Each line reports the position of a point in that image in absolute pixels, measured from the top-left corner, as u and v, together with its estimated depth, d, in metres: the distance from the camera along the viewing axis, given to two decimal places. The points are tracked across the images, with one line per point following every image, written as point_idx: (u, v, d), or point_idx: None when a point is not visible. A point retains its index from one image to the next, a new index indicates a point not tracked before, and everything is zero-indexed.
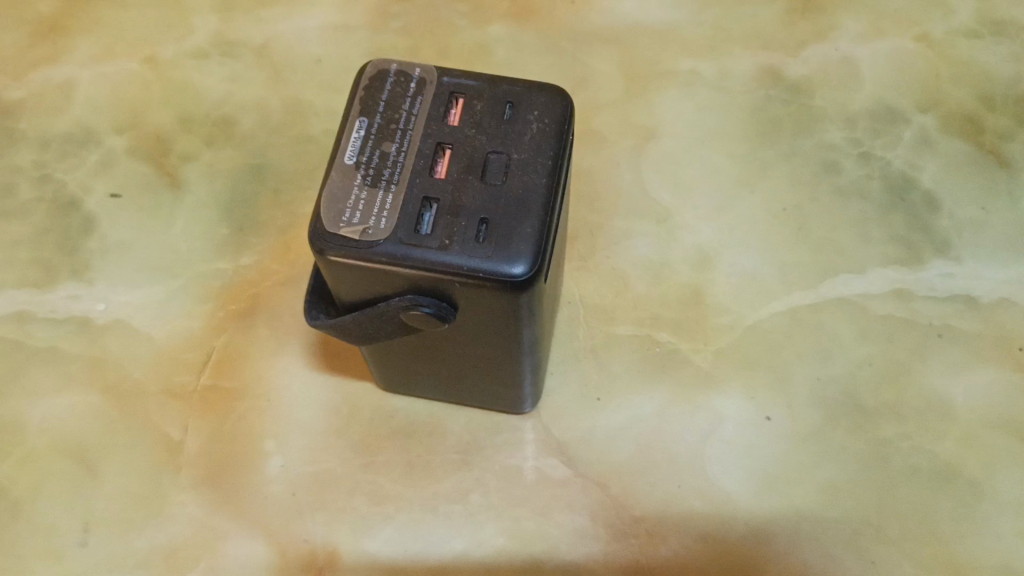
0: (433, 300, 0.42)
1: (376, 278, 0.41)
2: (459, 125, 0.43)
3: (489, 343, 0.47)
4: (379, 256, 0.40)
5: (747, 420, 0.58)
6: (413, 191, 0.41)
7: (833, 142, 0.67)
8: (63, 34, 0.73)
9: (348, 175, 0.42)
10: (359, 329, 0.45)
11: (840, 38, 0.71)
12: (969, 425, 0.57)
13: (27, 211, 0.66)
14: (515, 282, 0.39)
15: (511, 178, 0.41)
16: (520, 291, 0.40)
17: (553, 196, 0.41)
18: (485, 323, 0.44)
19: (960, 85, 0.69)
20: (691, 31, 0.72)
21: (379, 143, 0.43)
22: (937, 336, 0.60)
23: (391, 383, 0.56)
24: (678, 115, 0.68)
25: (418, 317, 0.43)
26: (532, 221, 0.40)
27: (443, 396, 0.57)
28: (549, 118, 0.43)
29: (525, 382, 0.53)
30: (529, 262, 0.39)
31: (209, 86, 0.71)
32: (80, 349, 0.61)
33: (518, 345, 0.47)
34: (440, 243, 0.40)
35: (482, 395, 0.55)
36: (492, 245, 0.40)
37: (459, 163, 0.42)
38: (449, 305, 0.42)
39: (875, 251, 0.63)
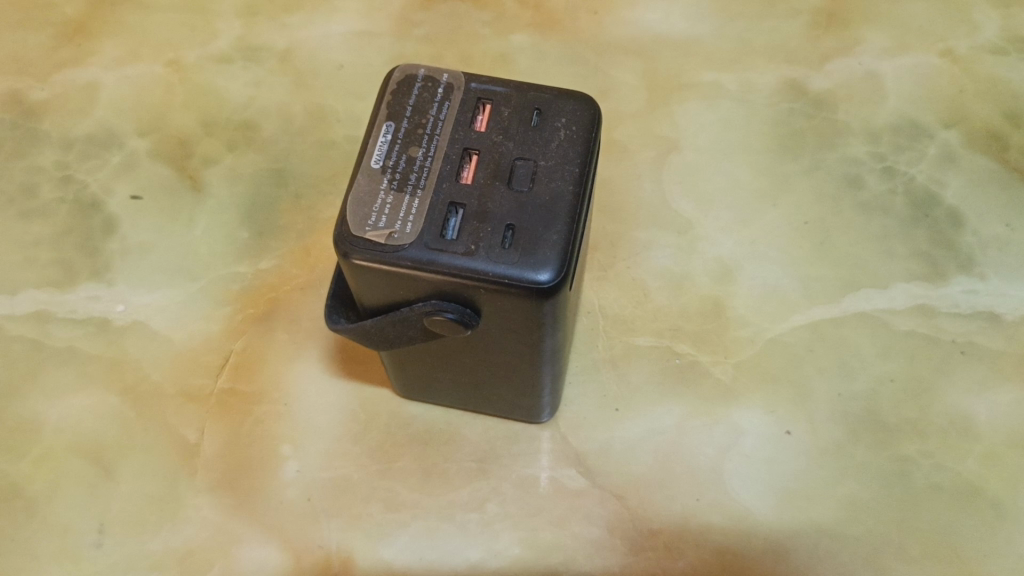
0: (457, 306, 0.42)
1: (401, 283, 0.41)
2: (486, 131, 0.43)
3: (510, 351, 0.46)
4: (404, 261, 0.40)
5: (768, 435, 0.57)
6: (439, 197, 0.41)
7: (856, 157, 0.67)
8: (88, 36, 0.74)
9: (374, 179, 0.42)
10: (380, 335, 0.45)
11: (864, 53, 0.71)
12: (993, 444, 0.57)
13: (49, 211, 0.66)
14: (540, 289, 0.39)
15: (538, 185, 0.41)
16: (545, 299, 0.40)
17: (580, 203, 0.41)
18: (507, 331, 0.44)
19: (985, 102, 0.69)
20: (715, 44, 0.72)
21: (406, 148, 0.43)
22: (960, 353, 0.59)
23: (409, 390, 0.56)
24: (700, 127, 0.68)
25: (441, 324, 0.42)
26: (558, 228, 0.40)
27: (462, 404, 0.56)
28: (577, 125, 0.43)
29: (545, 392, 0.53)
30: (555, 269, 0.39)
31: (232, 90, 0.71)
32: (99, 349, 0.61)
33: (539, 354, 0.46)
34: (466, 249, 0.40)
35: (500, 404, 0.55)
36: (519, 251, 0.39)
37: (486, 168, 0.42)
38: (473, 311, 0.42)
39: (897, 266, 0.62)
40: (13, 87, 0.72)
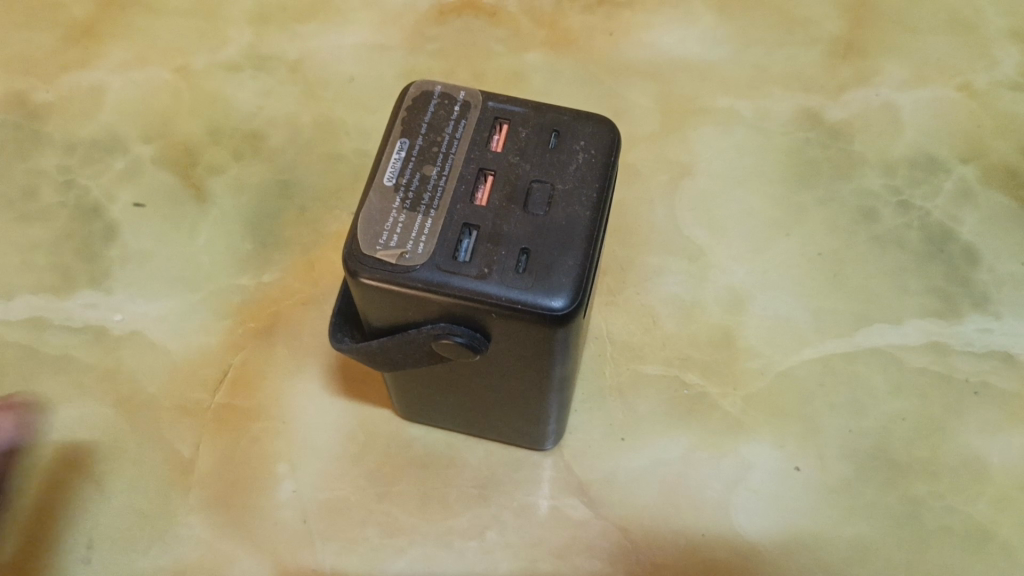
0: (468, 330, 0.41)
1: (411, 304, 0.40)
2: (503, 152, 0.42)
3: (516, 375, 0.45)
4: (417, 282, 0.38)
5: (777, 470, 0.56)
6: (454, 218, 0.40)
7: (872, 189, 0.66)
8: (97, 39, 0.73)
9: (387, 197, 0.41)
10: (385, 356, 0.44)
11: (881, 84, 0.70)
12: (1005, 487, 0.55)
13: (49, 216, 0.65)
14: (554, 315, 0.38)
15: (554, 209, 0.40)
16: (557, 325, 0.39)
17: (597, 229, 0.40)
18: (517, 357, 0.43)
19: (1003, 137, 0.68)
20: (731, 69, 0.71)
21: (420, 166, 0.42)
22: (973, 393, 0.58)
23: (409, 411, 0.55)
24: (714, 153, 0.67)
25: (449, 347, 0.41)
26: (575, 253, 0.39)
27: (464, 428, 0.55)
28: (596, 149, 0.42)
29: (553, 419, 0.52)
30: (569, 296, 0.38)
31: (240, 99, 0.70)
32: (94, 359, 0.60)
33: (545, 380, 0.45)
34: (479, 272, 0.38)
35: (503, 427, 0.54)
36: (533, 276, 0.38)
37: (502, 190, 0.41)
38: (483, 336, 0.41)
39: (911, 302, 0.61)
40: (17, 87, 0.71)
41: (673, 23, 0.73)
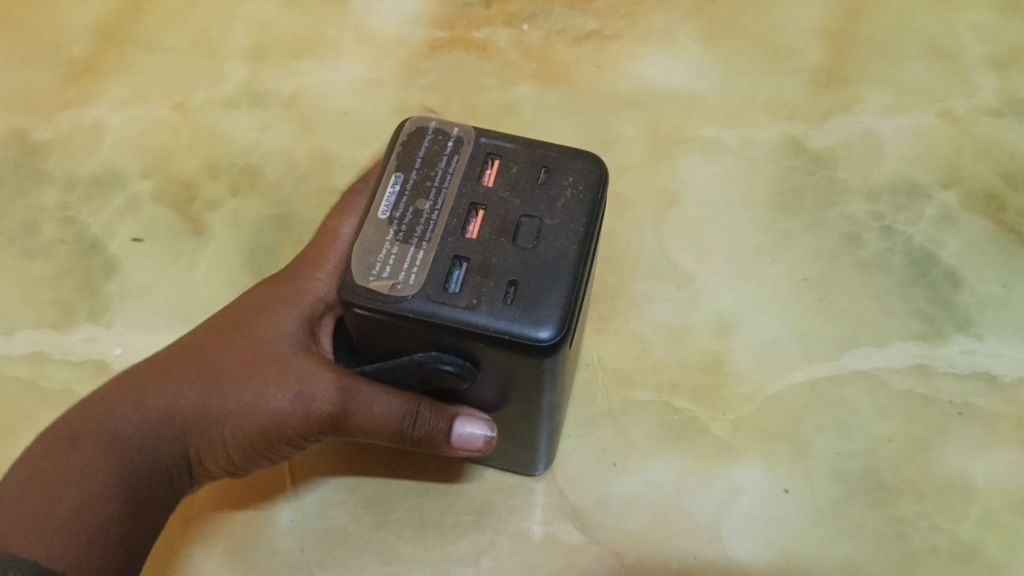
0: (457, 359, 0.42)
1: (402, 333, 0.41)
2: (494, 187, 0.43)
3: (508, 402, 0.46)
4: (406, 312, 0.40)
5: (767, 492, 0.57)
6: (445, 250, 0.41)
7: (855, 215, 0.67)
8: (96, 76, 0.74)
9: (381, 229, 0.42)
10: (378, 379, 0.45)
11: (864, 112, 0.72)
12: (991, 507, 0.56)
13: (50, 251, 0.66)
14: (539, 346, 0.39)
15: (543, 242, 0.41)
16: (543, 359, 0.39)
17: (584, 262, 0.41)
18: (507, 385, 0.44)
19: (983, 162, 0.69)
20: (717, 99, 0.73)
21: (413, 200, 0.43)
22: (958, 414, 0.59)
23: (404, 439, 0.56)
24: (702, 182, 0.69)
25: (442, 372, 0.42)
26: (561, 287, 0.40)
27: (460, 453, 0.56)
28: (584, 185, 0.43)
29: (543, 442, 0.53)
30: (555, 328, 0.39)
31: (237, 134, 0.72)
32: (95, 392, 0.61)
33: (538, 407, 0.46)
34: (468, 302, 0.40)
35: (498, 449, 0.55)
36: (520, 308, 0.39)
37: (492, 224, 0.42)
38: (472, 365, 0.42)
39: (896, 325, 0.63)
40: (18, 125, 0.72)
41: (659, 55, 0.75)
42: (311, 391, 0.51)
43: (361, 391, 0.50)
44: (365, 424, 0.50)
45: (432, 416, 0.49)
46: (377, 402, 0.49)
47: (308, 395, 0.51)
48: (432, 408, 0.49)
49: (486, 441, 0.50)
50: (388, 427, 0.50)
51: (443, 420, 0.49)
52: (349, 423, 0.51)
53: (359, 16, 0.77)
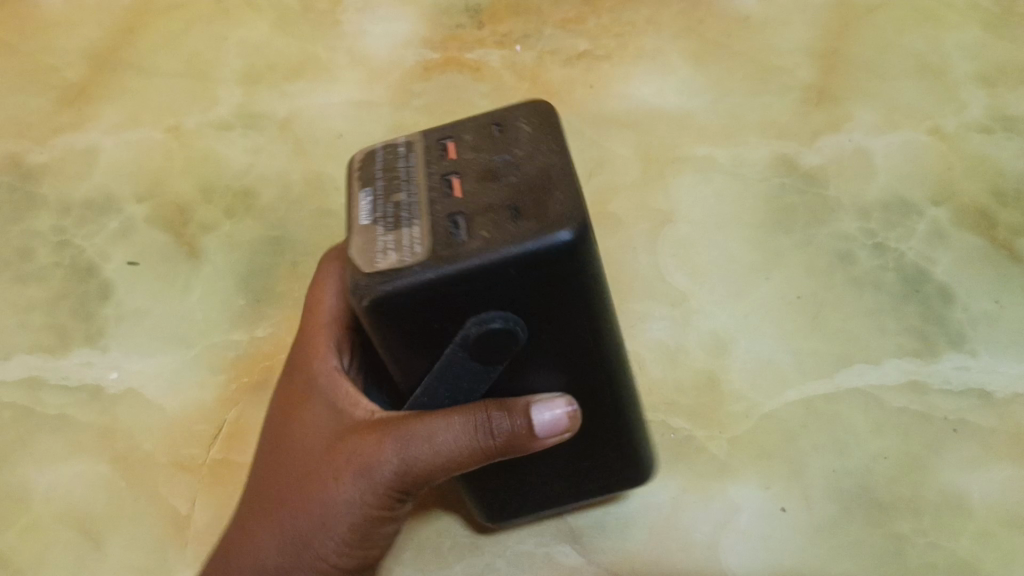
0: (501, 314, 0.36)
1: (427, 318, 0.36)
2: (458, 155, 0.40)
3: (576, 366, 0.41)
4: (422, 276, 0.35)
5: (764, 511, 0.57)
6: (438, 215, 0.37)
7: (848, 233, 0.68)
8: (89, 100, 0.75)
9: (369, 232, 0.37)
10: (425, 397, 0.40)
11: (854, 130, 0.72)
12: (987, 524, 0.56)
13: (45, 276, 0.67)
14: (569, 247, 0.35)
15: (524, 170, 0.38)
16: (575, 245, 0.35)
17: (573, 170, 0.38)
18: (558, 339, 0.39)
19: (973, 179, 0.70)
20: (708, 119, 0.73)
21: (388, 198, 0.39)
22: (953, 430, 0.59)
23: (489, 508, 0.52)
24: (694, 201, 0.69)
25: (493, 339, 0.36)
26: (563, 190, 0.36)
27: (555, 498, 0.51)
28: (539, 119, 0.40)
29: (624, 442, 0.47)
30: (576, 222, 0.35)
31: (232, 157, 0.72)
32: (90, 417, 0.61)
33: (601, 347, 0.40)
34: (481, 240, 0.35)
35: (588, 474, 0.50)
36: (532, 221, 0.35)
37: (473, 178, 0.38)
38: (517, 316, 0.37)
39: (890, 342, 0.63)
40: (12, 150, 0.72)
41: (650, 76, 0.75)
42: (367, 466, 0.43)
43: (420, 442, 0.41)
44: (439, 467, 0.42)
45: (502, 420, 0.40)
46: (438, 441, 0.41)
47: (372, 475, 0.43)
48: (499, 410, 0.40)
49: (567, 415, 0.40)
50: (464, 461, 0.41)
51: (516, 418, 0.40)
52: (425, 473, 0.43)
53: (352, 39, 0.77)
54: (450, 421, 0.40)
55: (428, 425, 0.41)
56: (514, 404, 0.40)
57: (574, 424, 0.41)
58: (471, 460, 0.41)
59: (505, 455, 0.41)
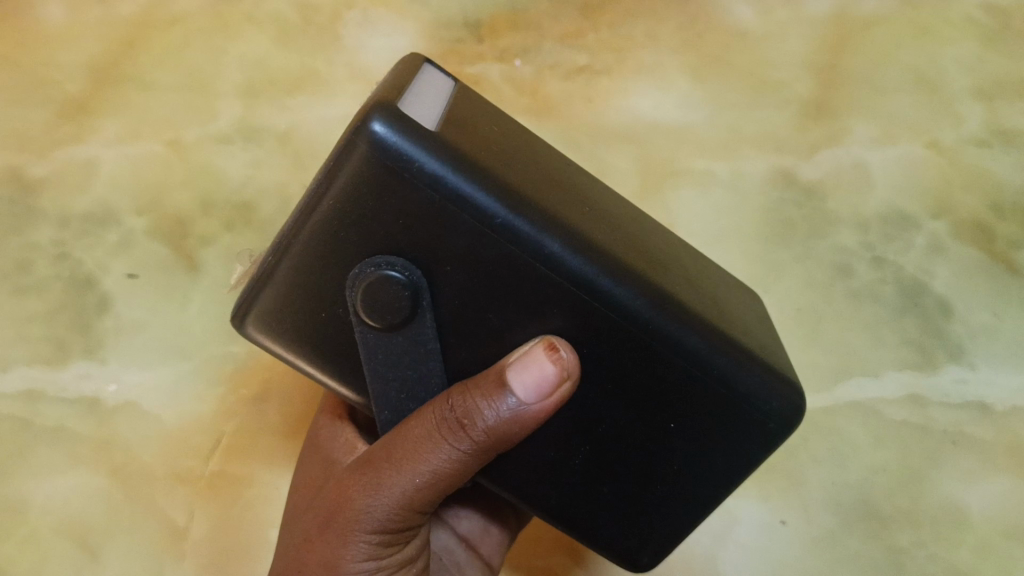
0: (387, 259, 0.39)
1: (315, 307, 0.41)
2: None
3: (525, 293, 0.40)
4: (289, 270, 0.40)
5: (762, 524, 0.59)
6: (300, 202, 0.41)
7: (847, 245, 0.68)
8: (89, 114, 0.75)
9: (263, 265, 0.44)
10: (384, 393, 0.43)
11: (853, 143, 0.72)
12: (987, 536, 0.58)
13: (43, 288, 0.67)
14: (375, 138, 0.36)
15: None
16: (379, 136, 0.36)
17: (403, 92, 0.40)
18: (470, 266, 0.39)
19: (971, 193, 0.70)
20: (707, 132, 0.73)
21: None
22: (952, 443, 0.60)
23: (622, 533, 0.46)
24: (692, 215, 0.70)
25: (381, 284, 0.39)
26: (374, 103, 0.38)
27: (708, 498, 0.45)
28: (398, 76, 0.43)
29: (699, 385, 0.41)
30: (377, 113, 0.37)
31: (232, 170, 0.72)
32: (89, 430, 0.61)
33: (532, 239, 0.38)
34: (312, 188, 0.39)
35: (709, 447, 0.43)
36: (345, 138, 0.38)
37: None
38: (402, 258, 0.39)
39: (888, 355, 0.63)
40: (12, 162, 0.72)
41: (649, 88, 0.75)
42: (357, 521, 0.43)
43: (403, 476, 0.42)
44: (437, 489, 0.43)
45: (481, 414, 0.40)
46: (424, 467, 0.42)
47: (361, 525, 0.43)
48: (472, 398, 0.40)
49: (560, 371, 0.39)
50: (461, 464, 0.42)
51: (500, 400, 0.40)
52: (421, 497, 0.43)
53: (351, 52, 0.77)
54: (426, 446, 0.41)
55: (409, 459, 0.42)
56: (491, 383, 0.40)
57: (570, 368, 0.40)
58: (468, 463, 0.42)
59: (504, 439, 0.41)
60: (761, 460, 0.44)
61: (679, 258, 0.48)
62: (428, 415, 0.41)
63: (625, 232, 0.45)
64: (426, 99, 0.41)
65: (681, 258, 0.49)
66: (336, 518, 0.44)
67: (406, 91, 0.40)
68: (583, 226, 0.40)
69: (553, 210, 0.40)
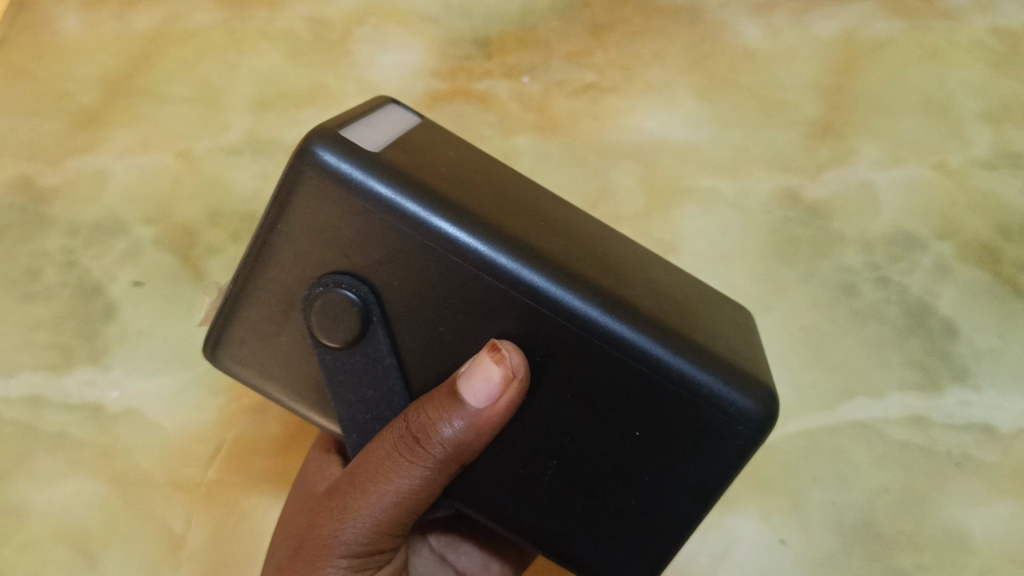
0: (342, 277, 0.42)
1: (277, 328, 0.45)
2: None
3: (479, 303, 0.42)
4: (254, 297, 0.45)
5: (762, 544, 0.58)
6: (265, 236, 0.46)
7: (851, 265, 0.68)
8: (102, 126, 0.75)
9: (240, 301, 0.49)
10: (350, 415, 0.45)
11: (859, 164, 0.72)
12: (990, 560, 0.58)
13: (50, 295, 0.67)
14: (312, 154, 0.40)
15: None
16: (320, 159, 0.40)
17: (353, 119, 0.44)
18: (418, 280, 0.42)
19: (978, 214, 0.70)
20: (713, 151, 0.73)
21: None
22: (955, 465, 0.60)
23: (605, 553, 0.45)
24: (697, 232, 0.70)
25: (331, 301, 0.42)
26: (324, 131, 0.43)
27: (690, 513, 0.43)
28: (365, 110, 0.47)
29: (655, 388, 0.41)
30: (316, 136, 0.41)
31: (240, 182, 0.73)
32: (91, 436, 0.61)
33: (470, 246, 0.41)
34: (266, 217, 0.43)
35: (679, 456, 0.42)
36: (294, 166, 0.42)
37: None
38: (353, 277, 0.42)
39: (892, 376, 0.63)
40: (25, 171, 0.73)
41: (656, 107, 0.75)
42: (328, 546, 0.44)
43: (369, 499, 0.43)
44: (403, 509, 0.43)
45: (434, 428, 0.41)
46: (387, 486, 0.42)
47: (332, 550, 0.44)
48: (426, 414, 0.41)
49: (505, 372, 0.40)
50: (424, 482, 0.42)
51: (454, 412, 0.41)
52: (390, 517, 0.43)
53: (361, 68, 0.78)
54: (387, 467, 0.42)
55: (372, 479, 0.42)
56: (445, 398, 0.41)
57: (517, 370, 0.40)
58: (432, 481, 0.43)
59: (462, 455, 0.42)
60: (739, 469, 0.42)
61: (657, 274, 0.48)
62: (387, 435, 0.42)
63: (591, 245, 0.46)
64: (382, 126, 0.45)
65: (659, 272, 0.49)
66: (306, 546, 0.44)
67: (358, 121, 0.44)
68: (531, 235, 0.42)
69: (506, 222, 0.42)
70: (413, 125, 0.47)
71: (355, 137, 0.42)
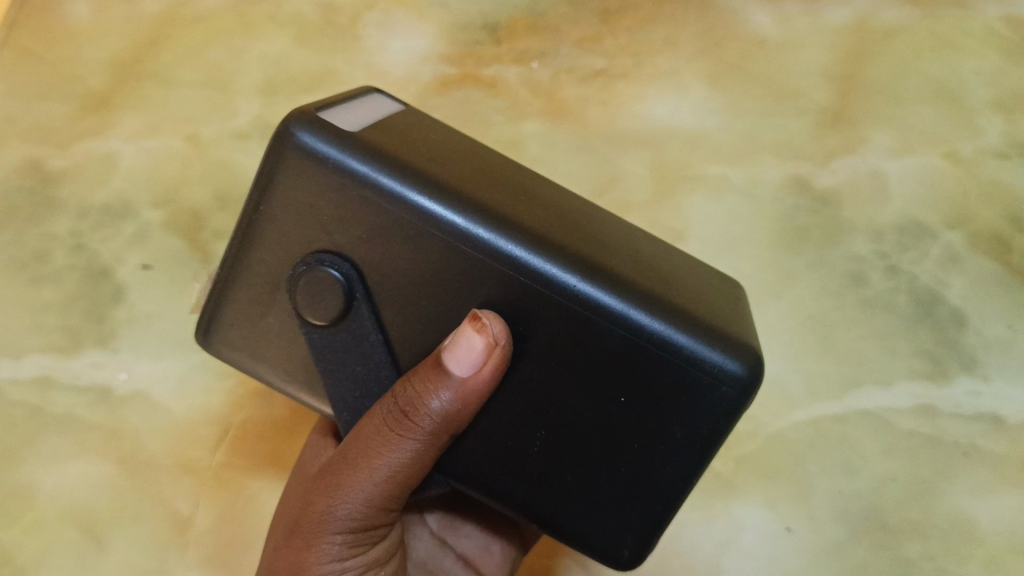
0: (326, 255, 0.42)
1: (265, 309, 0.45)
2: None
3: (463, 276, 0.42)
4: (239, 281, 0.45)
5: (766, 532, 0.58)
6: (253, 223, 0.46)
7: (860, 254, 0.68)
8: (111, 109, 0.75)
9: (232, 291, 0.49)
10: (338, 394, 0.45)
11: (870, 153, 0.72)
12: (996, 550, 0.58)
13: (59, 278, 0.67)
14: (290, 134, 0.41)
15: None
16: (299, 139, 0.41)
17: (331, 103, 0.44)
18: (402, 254, 0.42)
19: (989, 205, 0.69)
20: (722, 138, 0.73)
21: None
22: (962, 454, 0.60)
23: (599, 524, 0.45)
24: (706, 219, 0.69)
25: (315, 278, 0.42)
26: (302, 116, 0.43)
27: (682, 481, 0.43)
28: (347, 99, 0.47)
29: (639, 359, 0.41)
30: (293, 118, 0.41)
31: (249, 167, 0.73)
32: (99, 418, 0.61)
33: (450, 220, 0.41)
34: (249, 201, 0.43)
35: (666, 424, 0.42)
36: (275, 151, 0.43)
37: None
38: (337, 255, 0.42)
39: (900, 365, 0.63)
40: (34, 154, 0.73)
41: (665, 93, 0.75)
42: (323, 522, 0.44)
43: (360, 474, 0.43)
44: (396, 483, 0.43)
45: (421, 400, 0.41)
46: (377, 462, 0.42)
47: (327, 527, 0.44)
48: (413, 387, 0.41)
49: (487, 341, 0.40)
50: (414, 457, 0.42)
51: (439, 384, 0.41)
52: (382, 492, 0.43)
53: (370, 53, 0.78)
54: (376, 442, 0.42)
55: (362, 455, 0.43)
56: (431, 370, 0.41)
57: (499, 337, 0.40)
58: (423, 456, 0.43)
59: (448, 428, 0.42)
60: (727, 433, 0.42)
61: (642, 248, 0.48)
62: (376, 411, 0.42)
63: (577, 220, 0.46)
64: (362, 109, 0.45)
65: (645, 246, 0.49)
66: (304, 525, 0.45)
67: (339, 104, 0.44)
68: (512, 208, 0.42)
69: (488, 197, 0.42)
70: (396, 111, 0.47)
71: (334, 119, 0.42)
